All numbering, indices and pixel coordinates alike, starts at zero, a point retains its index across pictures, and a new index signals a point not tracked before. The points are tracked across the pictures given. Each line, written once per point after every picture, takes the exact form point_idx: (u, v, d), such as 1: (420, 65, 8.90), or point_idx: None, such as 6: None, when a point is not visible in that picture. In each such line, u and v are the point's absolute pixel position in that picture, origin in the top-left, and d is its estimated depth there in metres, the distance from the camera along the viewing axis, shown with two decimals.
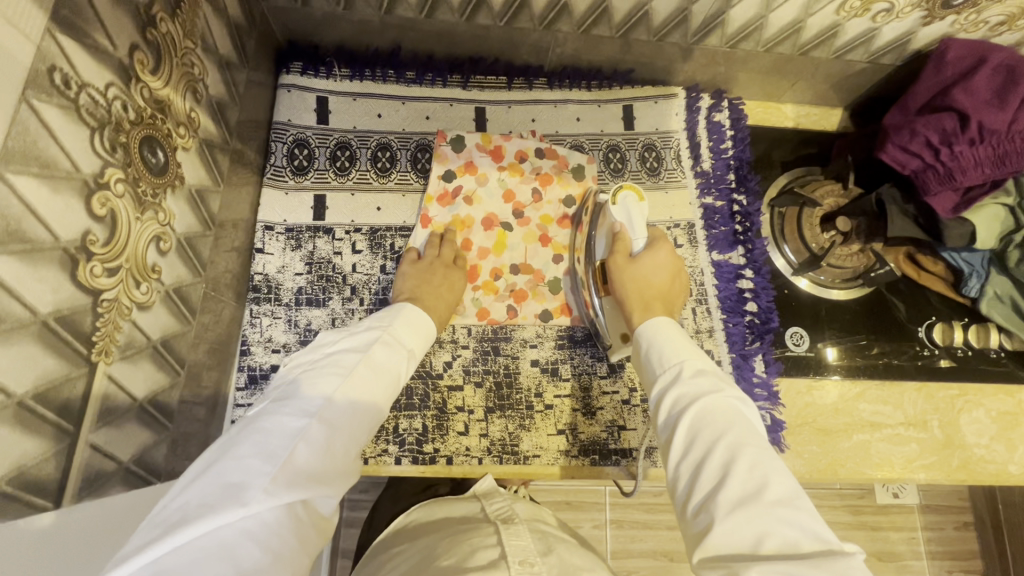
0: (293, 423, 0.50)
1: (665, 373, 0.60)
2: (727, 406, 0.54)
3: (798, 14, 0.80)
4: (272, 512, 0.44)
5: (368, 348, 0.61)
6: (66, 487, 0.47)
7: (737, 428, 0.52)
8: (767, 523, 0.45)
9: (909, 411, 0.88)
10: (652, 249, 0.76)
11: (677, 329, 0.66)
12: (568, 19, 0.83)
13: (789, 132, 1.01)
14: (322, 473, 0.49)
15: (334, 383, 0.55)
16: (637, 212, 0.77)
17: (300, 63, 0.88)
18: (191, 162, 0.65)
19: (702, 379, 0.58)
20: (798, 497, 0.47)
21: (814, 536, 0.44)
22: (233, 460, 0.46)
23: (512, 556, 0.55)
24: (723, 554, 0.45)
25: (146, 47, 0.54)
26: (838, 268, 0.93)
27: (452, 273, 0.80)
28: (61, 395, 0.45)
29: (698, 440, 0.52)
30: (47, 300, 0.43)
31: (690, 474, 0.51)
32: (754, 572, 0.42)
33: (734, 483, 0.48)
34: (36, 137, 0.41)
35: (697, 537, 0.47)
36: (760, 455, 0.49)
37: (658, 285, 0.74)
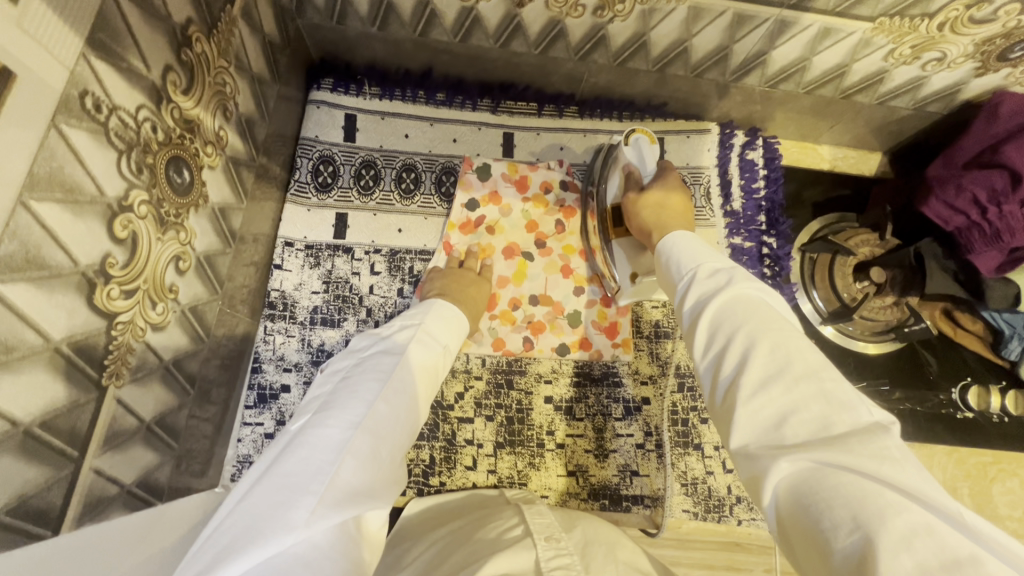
0: (338, 435, 0.47)
1: (682, 277, 0.57)
2: (748, 298, 0.50)
3: (844, 59, 0.78)
4: (326, 532, 0.41)
5: (402, 349, 0.60)
6: (66, 514, 0.46)
7: (758, 316, 0.47)
8: (794, 401, 0.40)
9: (939, 477, 0.85)
10: (659, 177, 0.73)
11: (689, 236, 0.62)
12: (604, 51, 0.81)
13: (824, 174, 0.98)
14: (372, 486, 0.46)
15: (374, 389, 0.52)
16: (649, 151, 0.77)
17: (332, 80, 0.88)
18: (216, 181, 0.64)
19: (718, 275, 0.53)
20: (826, 371, 0.42)
21: (847, 406, 0.39)
22: (280, 480, 0.43)
23: (537, 533, 0.53)
24: (752, 440, 0.41)
25: (180, 68, 0.54)
26: (869, 321, 0.89)
27: (481, 284, 0.79)
28: (69, 422, 0.45)
29: (719, 332, 0.48)
30: (61, 326, 0.42)
31: (713, 366, 0.48)
32: (785, 461, 0.38)
33: (757, 366, 0.43)
34: (63, 162, 0.40)
35: (725, 425, 0.44)
36: (782, 335, 0.45)
37: (677, 207, 0.69)
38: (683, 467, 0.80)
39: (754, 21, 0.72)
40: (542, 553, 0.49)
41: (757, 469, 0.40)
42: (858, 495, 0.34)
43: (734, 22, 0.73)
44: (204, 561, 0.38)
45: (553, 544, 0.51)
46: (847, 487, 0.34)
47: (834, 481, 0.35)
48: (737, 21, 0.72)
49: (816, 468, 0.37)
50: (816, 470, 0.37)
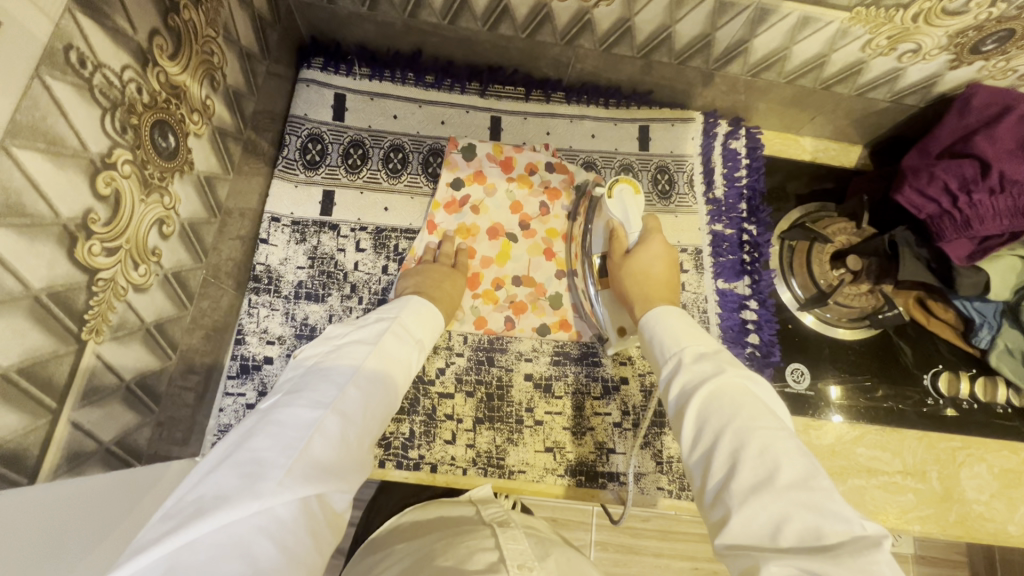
0: (308, 414, 0.48)
1: (669, 361, 0.60)
2: (734, 387, 0.53)
3: (823, 49, 0.79)
4: (288, 506, 0.42)
5: (377, 339, 0.61)
6: (42, 463, 0.47)
7: (744, 409, 0.50)
8: (783, 508, 0.43)
9: (909, 460, 0.86)
10: (643, 242, 0.75)
11: (678, 316, 0.65)
12: (590, 36, 0.82)
13: (805, 165, 1.00)
14: (338, 466, 0.48)
15: (346, 374, 0.54)
16: (632, 207, 0.76)
17: (322, 59, 0.89)
18: (202, 149, 0.65)
19: (704, 363, 0.57)
20: (813, 476, 0.45)
21: (833, 517, 0.41)
22: (248, 454, 0.44)
23: (510, 560, 0.53)
24: (741, 542, 0.43)
25: (167, 33, 0.55)
26: (846, 308, 0.91)
27: (456, 279, 0.80)
28: (47, 371, 0.45)
29: (708, 425, 0.51)
30: (41, 275, 0.43)
31: (704, 463, 0.50)
32: (774, 568, 0.40)
33: (747, 469, 0.46)
34: (46, 113, 0.41)
35: (716, 525, 0.46)
36: (771, 435, 0.48)
37: (658, 277, 0.72)
38: (659, 446, 0.81)
39: (735, 8, 0.74)
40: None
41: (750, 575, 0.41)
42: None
43: (716, 9, 0.74)
44: (167, 527, 0.39)
45: (525, 572, 0.51)
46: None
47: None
48: (718, 8, 0.74)
49: None
50: None
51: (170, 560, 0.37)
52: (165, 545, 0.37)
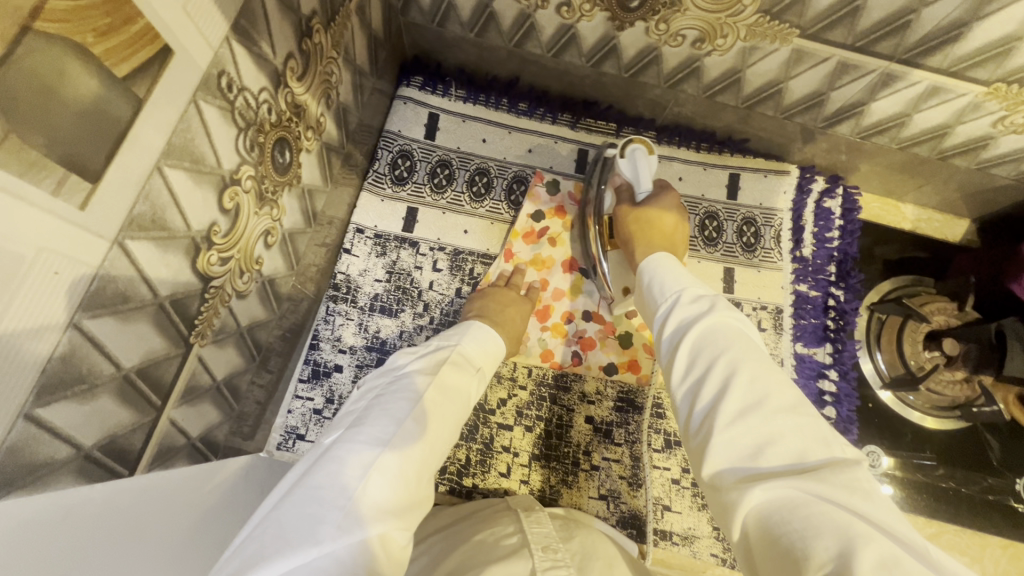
0: (367, 452, 0.47)
1: (664, 299, 0.55)
2: (727, 324, 0.49)
3: (948, 119, 0.75)
4: (349, 548, 0.40)
5: (435, 370, 0.60)
6: (142, 457, 0.49)
7: (739, 343, 0.46)
8: (772, 434, 0.39)
9: (989, 569, 0.80)
10: (655, 198, 0.71)
11: (671, 259, 0.61)
12: (695, 82, 0.81)
13: (904, 234, 0.94)
14: (400, 507, 0.46)
15: (405, 408, 0.53)
16: (644, 163, 0.73)
17: (421, 78, 0.91)
18: (310, 163, 0.67)
19: (699, 301, 0.52)
20: (802, 407, 0.42)
21: (819, 442, 0.39)
22: (308, 491, 0.43)
23: (535, 543, 0.52)
24: (725, 463, 0.40)
25: (299, 56, 0.57)
26: (935, 395, 0.85)
27: (522, 303, 0.80)
28: (158, 372, 0.48)
29: (700, 356, 0.47)
30: (167, 284, 0.46)
31: (690, 392, 0.46)
32: (757, 492, 0.37)
33: (735, 396, 0.42)
34: (195, 134, 0.44)
35: (698, 453, 0.42)
36: (764, 367, 0.44)
37: (665, 229, 0.68)
38: None
39: (858, 70, 0.70)
40: (538, 562, 0.48)
41: (729, 492, 0.39)
42: (828, 527, 0.33)
43: (838, 69, 0.71)
44: (232, 566, 0.39)
45: (550, 555, 0.49)
46: (822, 519, 0.34)
47: (805, 514, 0.34)
48: (840, 69, 0.71)
49: (793, 502, 0.35)
50: (791, 501, 0.36)
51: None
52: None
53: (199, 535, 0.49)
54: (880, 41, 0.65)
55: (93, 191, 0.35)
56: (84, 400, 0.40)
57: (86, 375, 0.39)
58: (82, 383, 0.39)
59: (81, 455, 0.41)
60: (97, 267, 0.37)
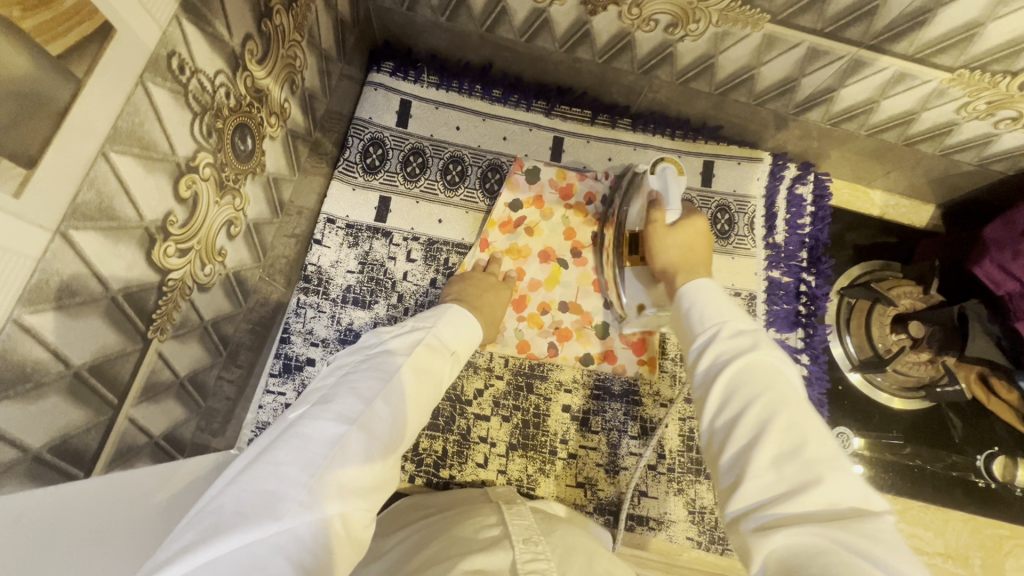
0: (333, 429, 0.46)
1: (702, 330, 0.54)
2: (768, 364, 0.48)
3: (915, 105, 0.76)
4: (309, 526, 0.40)
5: (410, 350, 0.59)
6: (99, 458, 0.47)
7: (778, 386, 0.46)
8: (805, 481, 0.39)
9: (951, 541, 0.83)
10: (687, 223, 0.69)
11: (712, 288, 0.59)
12: (669, 68, 0.80)
13: (873, 220, 0.96)
14: (364, 486, 0.45)
15: (376, 388, 0.52)
16: (676, 185, 0.70)
17: (392, 64, 0.89)
18: (275, 151, 0.65)
19: (740, 336, 0.51)
20: (839, 457, 0.41)
21: (850, 494, 0.39)
22: (271, 465, 0.42)
23: (515, 535, 0.51)
24: (754, 508, 0.40)
25: (259, 37, 0.54)
26: (901, 375, 0.87)
27: (500, 291, 0.79)
28: (113, 369, 0.46)
29: (735, 395, 0.47)
30: (120, 277, 0.44)
31: (724, 427, 0.46)
32: (779, 537, 0.37)
33: (771, 441, 0.42)
34: (144, 119, 0.41)
35: (727, 493, 0.43)
36: (801, 413, 0.44)
37: (703, 252, 0.67)
38: (693, 495, 0.78)
39: (828, 56, 0.71)
40: (519, 553, 0.48)
41: (753, 532, 0.39)
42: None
43: (808, 55, 0.72)
44: (189, 538, 0.38)
45: (531, 547, 0.49)
46: (842, 567, 0.33)
47: (823, 561, 0.34)
48: (811, 54, 0.71)
49: (820, 548, 0.35)
50: (815, 549, 0.35)
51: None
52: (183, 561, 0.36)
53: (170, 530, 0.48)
54: (848, 27, 0.65)
55: (29, 178, 0.33)
56: (29, 400, 0.38)
57: (29, 374, 0.37)
58: (24, 382, 0.37)
59: (28, 457, 0.39)
60: (38, 259, 0.35)
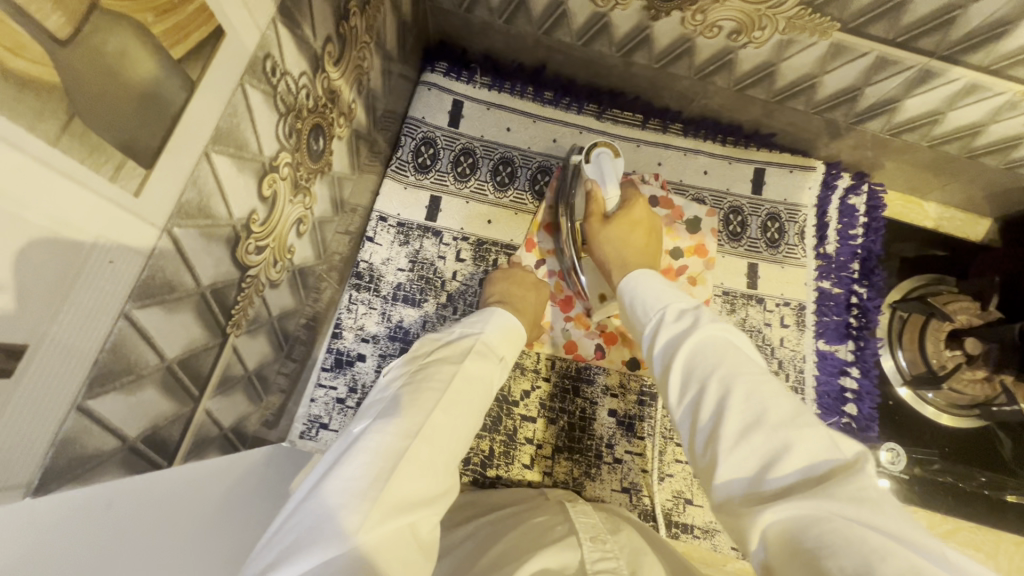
0: (397, 442, 0.46)
1: (650, 319, 0.55)
2: (717, 338, 0.48)
3: (983, 117, 0.74)
4: (383, 536, 0.40)
5: (461, 359, 0.59)
6: (180, 448, 0.48)
7: (730, 357, 0.45)
8: (774, 449, 0.38)
9: (1003, 564, 0.82)
10: (625, 208, 0.73)
11: (652, 277, 0.61)
12: (727, 75, 0.79)
13: (926, 233, 0.94)
14: (428, 496, 0.45)
15: (433, 398, 0.52)
16: (610, 166, 0.76)
17: (446, 64, 0.89)
18: (340, 150, 0.66)
19: (685, 317, 0.52)
20: (802, 416, 0.40)
21: (823, 447, 0.38)
22: (341, 482, 0.42)
23: (584, 533, 0.54)
24: (735, 489, 0.38)
25: (337, 40, 0.55)
26: (955, 393, 0.85)
27: (541, 288, 0.79)
28: (197, 362, 0.47)
29: (694, 375, 0.46)
30: (209, 272, 0.44)
31: (689, 412, 0.45)
32: (768, 513, 0.35)
33: (733, 416, 0.41)
34: (240, 120, 0.42)
35: (706, 476, 0.41)
36: (755, 379, 0.43)
37: (639, 243, 0.70)
38: None
39: (896, 66, 0.70)
40: (588, 553, 0.50)
41: (740, 515, 0.37)
42: (840, 542, 0.31)
43: (875, 64, 0.70)
44: (270, 556, 0.38)
45: (600, 545, 0.51)
46: (836, 534, 0.31)
47: (816, 532, 0.32)
48: (878, 64, 0.70)
49: (805, 518, 0.33)
50: (801, 521, 0.34)
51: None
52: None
53: (232, 527, 0.48)
54: (921, 37, 0.64)
55: (147, 176, 0.34)
56: (131, 391, 0.39)
57: (132, 366, 0.38)
58: (128, 374, 0.38)
59: (125, 446, 0.40)
60: (147, 255, 0.36)
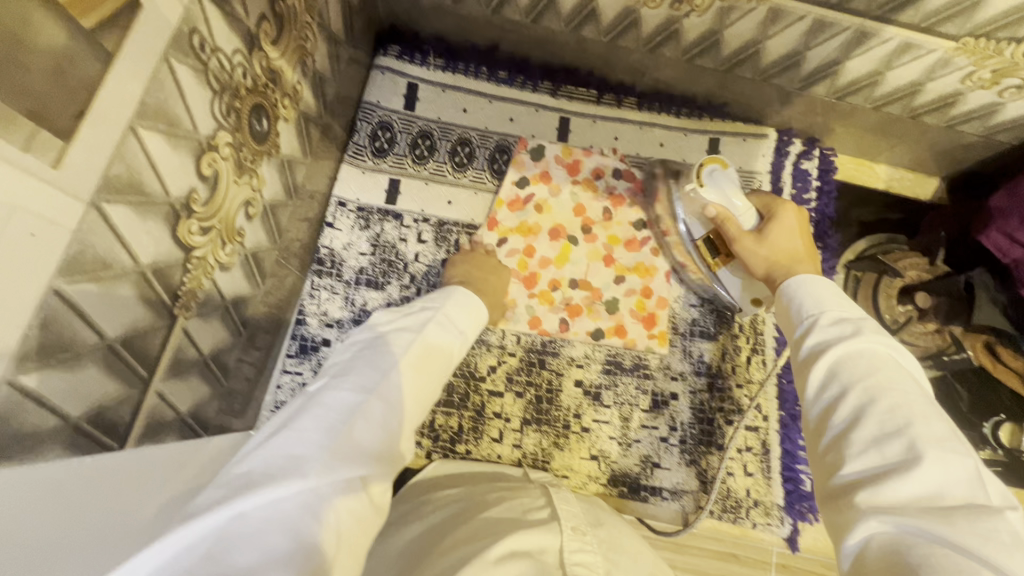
0: (353, 399, 0.47)
1: (802, 319, 0.53)
2: (879, 351, 0.46)
3: (920, 76, 0.76)
4: (333, 486, 0.40)
5: (421, 328, 0.59)
6: (133, 430, 0.49)
7: (882, 370, 0.43)
8: (912, 466, 0.37)
9: None
10: (773, 219, 0.69)
11: (815, 279, 0.57)
12: (675, 45, 0.81)
13: (879, 194, 0.97)
14: (380, 452, 0.46)
15: (391, 361, 0.53)
16: (728, 183, 0.69)
17: (398, 48, 0.89)
18: (288, 133, 0.66)
19: (843, 325, 0.49)
20: (953, 442, 0.38)
21: (962, 483, 0.36)
22: (295, 432, 0.43)
23: (565, 520, 0.53)
24: (851, 487, 0.39)
25: (272, 18, 0.55)
26: (910, 346, 0.87)
27: (501, 271, 0.80)
28: (144, 342, 0.47)
29: (838, 377, 0.45)
30: (149, 251, 0.45)
31: (824, 411, 0.44)
32: (874, 522, 0.36)
33: (870, 423, 0.40)
34: (168, 95, 0.42)
35: (827, 471, 0.41)
36: (910, 397, 0.41)
37: (801, 249, 0.67)
38: (704, 465, 0.80)
39: (832, 29, 0.71)
40: (566, 540, 0.50)
41: (847, 514, 0.38)
42: (941, 564, 0.31)
43: (814, 27, 0.72)
44: (219, 493, 0.38)
45: (579, 535, 0.51)
46: (943, 559, 0.32)
47: (920, 551, 0.32)
48: (816, 27, 0.72)
49: (916, 536, 0.34)
50: (907, 537, 0.34)
51: (219, 529, 0.34)
52: (214, 512, 0.35)
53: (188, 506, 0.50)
54: None
55: (65, 149, 0.34)
56: (69, 368, 0.39)
57: (68, 343, 0.38)
58: (65, 351, 0.38)
59: (68, 426, 0.40)
60: (74, 230, 0.36)
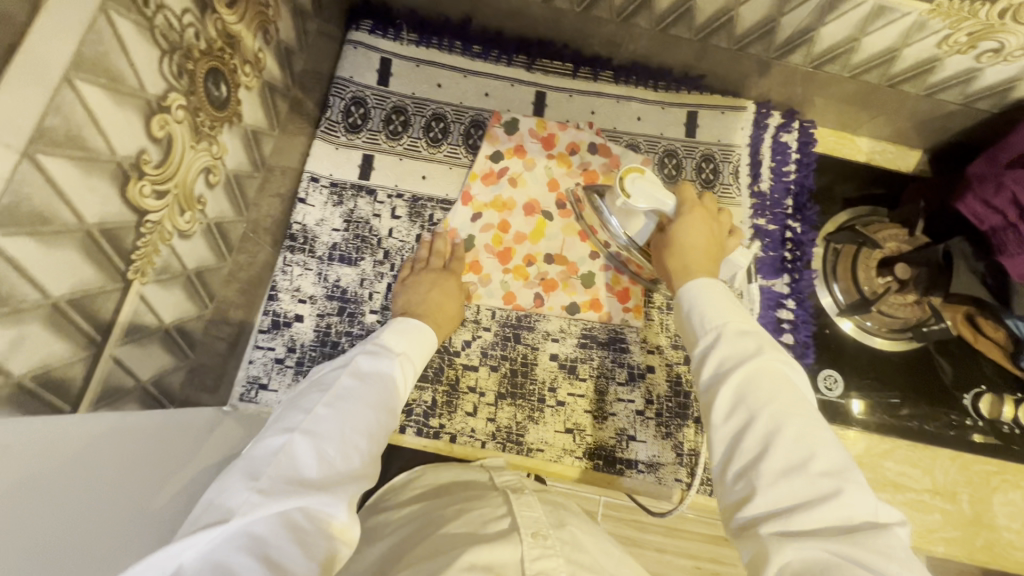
0: (275, 442, 0.47)
1: (704, 333, 0.52)
2: (773, 369, 0.47)
3: (895, 42, 0.75)
4: (264, 522, 0.41)
5: (349, 360, 0.59)
6: (85, 394, 0.48)
7: (783, 396, 0.45)
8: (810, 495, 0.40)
9: (939, 479, 0.85)
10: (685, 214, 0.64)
11: (713, 285, 0.56)
12: (647, 15, 0.79)
13: (860, 167, 0.96)
14: (318, 482, 0.45)
15: (316, 398, 0.52)
16: (650, 186, 0.63)
17: (370, 22, 0.88)
18: (250, 102, 0.65)
19: (745, 338, 0.50)
20: (848, 468, 0.42)
21: (860, 507, 0.39)
22: (222, 487, 0.44)
23: (524, 527, 0.50)
24: (763, 518, 0.41)
25: None
26: (888, 317, 0.87)
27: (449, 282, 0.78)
28: (94, 304, 0.47)
29: (743, 405, 0.45)
30: (94, 210, 0.44)
31: (730, 438, 0.45)
32: (788, 551, 0.38)
33: (776, 456, 0.42)
34: (108, 49, 0.42)
35: (735, 502, 0.43)
36: (808, 422, 0.44)
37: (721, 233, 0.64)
38: (681, 438, 0.79)
39: None
40: (527, 549, 0.46)
41: (758, 546, 0.40)
42: None
43: None
44: None
45: (540, 541, 0.48)
46: None
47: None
48: None
49: (829, 563, 0.36)
50: (820, 561, 0.37)
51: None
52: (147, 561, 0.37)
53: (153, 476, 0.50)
54: None
55: None
56: (9, 323, 0.38)
57: (5, 297, 0.38)
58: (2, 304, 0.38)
59: (10, 383, 0.40)
60: (6, 180, 0.36)
